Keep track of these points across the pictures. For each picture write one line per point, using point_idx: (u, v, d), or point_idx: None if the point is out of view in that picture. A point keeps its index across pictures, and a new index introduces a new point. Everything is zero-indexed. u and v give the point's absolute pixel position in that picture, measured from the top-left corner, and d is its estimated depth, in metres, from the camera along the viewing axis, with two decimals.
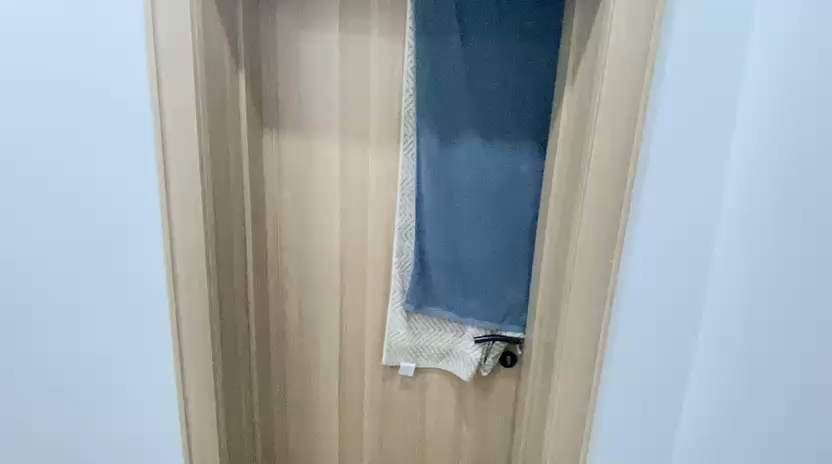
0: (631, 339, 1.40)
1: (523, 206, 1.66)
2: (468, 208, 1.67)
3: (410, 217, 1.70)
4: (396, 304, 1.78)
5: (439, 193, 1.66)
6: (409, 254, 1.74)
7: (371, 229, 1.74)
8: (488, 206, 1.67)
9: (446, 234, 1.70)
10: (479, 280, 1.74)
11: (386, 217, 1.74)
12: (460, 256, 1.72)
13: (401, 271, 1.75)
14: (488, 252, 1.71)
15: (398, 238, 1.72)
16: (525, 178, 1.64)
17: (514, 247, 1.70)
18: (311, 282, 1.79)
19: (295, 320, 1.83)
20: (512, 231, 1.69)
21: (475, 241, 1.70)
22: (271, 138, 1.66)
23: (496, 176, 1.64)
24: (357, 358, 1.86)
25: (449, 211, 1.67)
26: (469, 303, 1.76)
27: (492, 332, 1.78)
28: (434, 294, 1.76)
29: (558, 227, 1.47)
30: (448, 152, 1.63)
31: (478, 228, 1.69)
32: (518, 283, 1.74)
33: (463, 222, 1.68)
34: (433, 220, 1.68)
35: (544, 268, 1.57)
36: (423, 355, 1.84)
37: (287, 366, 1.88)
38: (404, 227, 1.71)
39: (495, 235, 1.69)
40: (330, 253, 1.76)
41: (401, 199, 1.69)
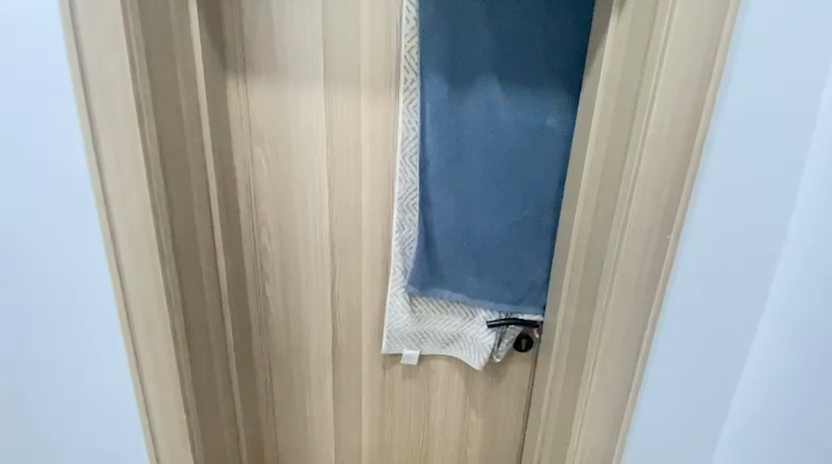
0: (679, 331, 1.18)
1: (550, 168, 1.39)
2: (482, 173, 1.39)
3: (412, 185, 1.42)
4: (396, 287, 1.52)
5: (449, 154, 1.37)
6: (411, 229, 1.47)
7: (366, 198, 1.45)
8: (508, 169, 1.39)
9: (456, 204, 1.42)
10: (495, 256, 1.49)
11: (384, 183, 1.45)
12: (473, 229, 1.46)
13: (402, 248, 1.48)
14: (506, 224, 1.45)
15: (398, 209, 1.44)
16: (553, 134, 1.36)
17: (537, 217, 1.45)
18: (296, 261, 1.51)
19: (279, 306, 1.57)
20: (536, 199, 1.42)
21: (491, 211, 1.44)
22: (238, 89, 1.33)
23: (519, 132, 1.36)
24: (353, 345, 1.63)
25: (460, 175, 1.39)
26: (482, 284, 1.52)
27: (507, 314, 1.56)
28: (442, 273, 1.50)
29: (596, 195, 1.20)
30: (459, 103, 1.33)
31: (496, 195, 1.42)
32: (540, 259, 1.50)
33: (477, 189, 1.41)
34: (440, 187, 1.40)
35: (575, 245, 1.31)
36: (428, 342, 1.61)
37: (272, 356, 1.63)
38: (405, 197, 1.43)
39: (515, 204, 1.43)
40: (318, 226, 1.48)
41: (402, 161, 1.39)
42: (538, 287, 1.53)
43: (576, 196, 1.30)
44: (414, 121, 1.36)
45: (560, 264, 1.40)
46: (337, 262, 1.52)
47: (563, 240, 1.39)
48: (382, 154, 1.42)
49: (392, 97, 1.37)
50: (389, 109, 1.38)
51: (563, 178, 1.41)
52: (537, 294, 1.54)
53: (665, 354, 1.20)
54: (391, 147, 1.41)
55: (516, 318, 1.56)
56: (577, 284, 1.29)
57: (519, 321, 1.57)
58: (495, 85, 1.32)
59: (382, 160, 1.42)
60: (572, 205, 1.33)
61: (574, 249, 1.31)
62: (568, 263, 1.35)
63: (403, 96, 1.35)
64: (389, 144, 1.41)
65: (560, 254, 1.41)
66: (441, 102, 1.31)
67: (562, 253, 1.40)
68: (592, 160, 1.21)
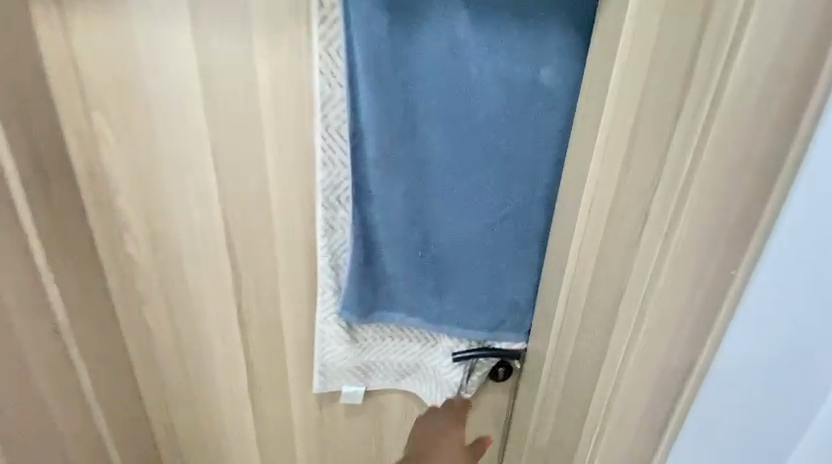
0: (747, 412, 0.76)
1: (543, 147, 0.95)
2: (445, 153, 0.96)
3: (341, 171, 0.96)
4: (328, 312, 1.08)
5: (395, 123, 0.92)
6: (344, 233, 1.02)
7: (276, 188, 0.99)
8: (482, 146, 0.95)
9: (407, 196, 0.99)
10: (464, 268, 1.07)
11: (302, 167, 0.98)
12: (433, 231, 1.04)
13: (333, 261, 1.03)
14: (479, 224, 1.03)
15: (324, 206, 0.98)
16: (549, 95, 0.91)
17: (522, 215, 1.02)
18: (184, 276, 1.07)
19: (167, 333, 1.14)
20: (521, 190, 1.00)
21: (458, 207, 1.01)
22: (50, 18, 0.85)
23: (500, 91, 0.91)
24: (278, 382, 1.21)
25: (413, 154, 0.95)
26: (446, 303, 1.12)
27: (481, 342, 1.16)
28: (392, 290, 1.10)
29: (622, 192, 0.76)
30: (408, 43, 0.87)
31: (465, 183, 0.98)
32: (525, 272, 1.09)
33: (437, 174, 0.98)
34: (384, 172, 0.96)
35: (581, 257, 0.91)
36: (377, 376, 1.21)
37: (168, 396, 1.22)
38: (331, 188, 0.97)
39: (492, 197, 1.00)
40: (209, 228, 1.03)
41: (325, 135, 0.93)
42: (522, 308, 1.13)
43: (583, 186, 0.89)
44: (342, 71, 0.88)
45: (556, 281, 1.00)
46: (243, 276, 1.07)
47: (558, 247, 0.98)
48: (295, 124, 0.94)
49: (304, 34, 0.88)
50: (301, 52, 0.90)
51: (559, 161, 0.98)
52: (519, 316, 1.14)
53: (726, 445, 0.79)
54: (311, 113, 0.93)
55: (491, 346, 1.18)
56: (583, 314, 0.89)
57: (494, 350, 1.18)
58: (465, 15, 0.85)
59: (296, 132, 0.95)
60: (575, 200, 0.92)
61: (579, 262, 0.91)
62: (567, 282, 0.96)
63: (321, 32, 0.86)
64: (305, 108, 0.93)
65: (554, 267, 1.00)
66: (379, 41, 0.85)
67: (560, 267, 0.98)
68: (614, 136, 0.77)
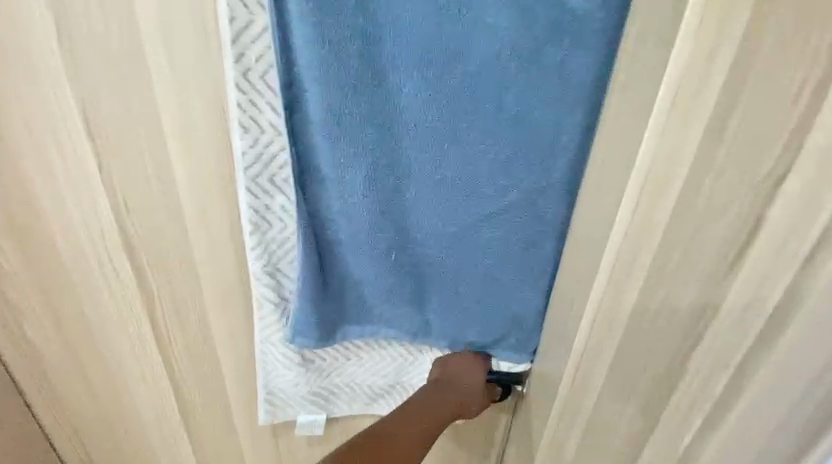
0: None
1: (560, 105, 0.68)
2: (425, 112, 0.68)
3: (274, 138, 0.67)
4: (270, 331, 0.82)
5: (349, 68, 0.63)
6: (285, 228, 0.74)
7: (186, 163, 0.70)
8: (475, 103, 0.67)
9: (371, 175, 0.71)
10: (452, 270, 0.81)
11: (219, 131, 0.68)
12: (409, 223, 0.77)
13: (271, 267, 0.75)
14: (472, 213, 0.76)
15: (250, 192, 0.70)
16: (574, 24, 0.62)
17: (532, 201, 0.75)
18: (75, 282, 0.78)
19: (59, 358, 0.86)
20: (530, 166, 0.72)
21: (442, 189, 0.74)
22: None
23: (501, 19, 0.62)
24: (218, 413, 0.94)
25: (378, 114, 0.67)
26: (429, 316, 0.85)
27: (468, 363, 0.90)
28: (357, 301, 0.82)
29: (696, 170, 0.47)
30: None
31: (451, 157, 0.71)
32: (535, 278, 0.82)
33: (412, 143, 0.70)
34: (338, 141, 0.68)
35: (621, 264, 0.62)
36: (341, 403, 0.95)
37: (79, 428, 0.96)
38: (261, 163, 0.68)
39: (489, 176, 0.73)
40: (98, 218, 0.73)
41: (245, 87, 0.64)
42: (530, 323, 0.86)
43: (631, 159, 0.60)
44: None
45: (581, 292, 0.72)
46: (154, 282, 0.79)
47: (586, 244, 0.70)
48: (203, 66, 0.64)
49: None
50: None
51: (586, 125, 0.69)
52: (527, 334, 0.87)
53: None
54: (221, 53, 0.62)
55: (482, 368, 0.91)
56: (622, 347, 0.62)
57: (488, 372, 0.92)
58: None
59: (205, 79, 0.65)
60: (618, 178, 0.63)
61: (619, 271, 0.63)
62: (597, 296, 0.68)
63: None
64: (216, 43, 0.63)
65: (579, 271, 0.72)
66: None
67: (588, 274, 0.70)
68: (691, 79, 0.47)
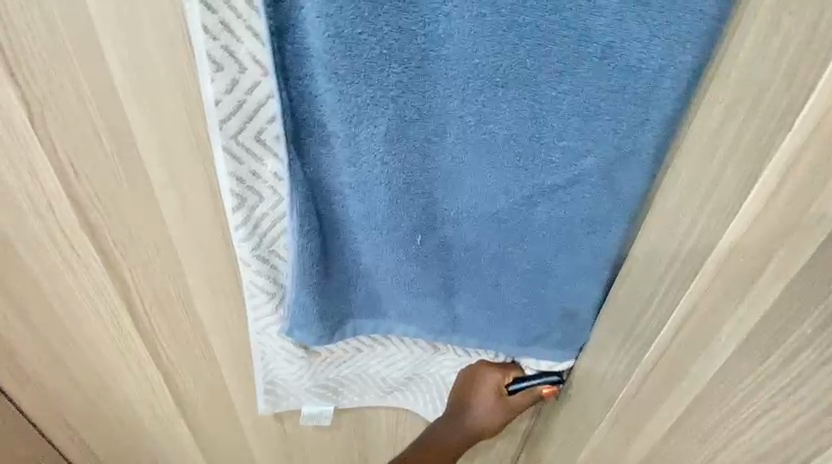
0: None
1: (673, 34, 0.46)
2: (466, 45, 0.48)
3: (259, 82, 0.50)
4: (266, 321, 0.68)
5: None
6: (277, 203, 0.58)
7: (149, 108, 0.51)
8: (544, 30, 0.47)
9: (392, 134, 0.53)
10: (490, 257, 0.64)
11: (189, 64, 0.49)
12: (438, 196, 0.59)
13: (263, 248, 0.61)
14: (524, 185, 0.57)
15: (229, 155, 0.53)
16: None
17: (607, 173, 0.56)
18: (24, 258, 0.63)
19: (20, 353, 0.72)
20: (611, 125, 0.52)
21: (486, 153, 0.55)
22: None
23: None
24: (214, 401, 0.83)
25: (405, 47, 0.48)
26: (458, 308, 0.70)
27: (485, 380, 0.79)
28: (369, 288, 0.68)
29: None
30: None
31: (501, 109, 0.52)
32: (597, 272, 0.64)
33: (449, 88, 0.51)
34: (347, 84, 0.49)
35: (739, 262, 0.46)
36: (351, 395, 0.84)
37: (56, 423, 0.84)
38: (241, 117, 0.51)
39: (553, 137, 0.54)
40: (42, 181, 0.56)
41: (213, 1, 0.45)
42: (582, 322, 0.70)
43: (784, 116, 0.42)
44: None
45: (667, 290, 0.56)
46: (125, 259, 0.63)
47: (683, 228, 0.53)
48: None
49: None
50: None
51: (705, 64, 0.48)
52: (575, 330, 0.71)
53: None
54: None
55: (504, 380, 0.78)
56: (731, 372, 0.47)
57: (515, 382, 0.78)
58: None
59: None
60: (753, 143, 0.44)
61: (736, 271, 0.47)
62: (693, 298, 0.52)
63: None
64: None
65: (665, 262, 0.56)
66: None
67: (682, 267, 0.53)
68: None
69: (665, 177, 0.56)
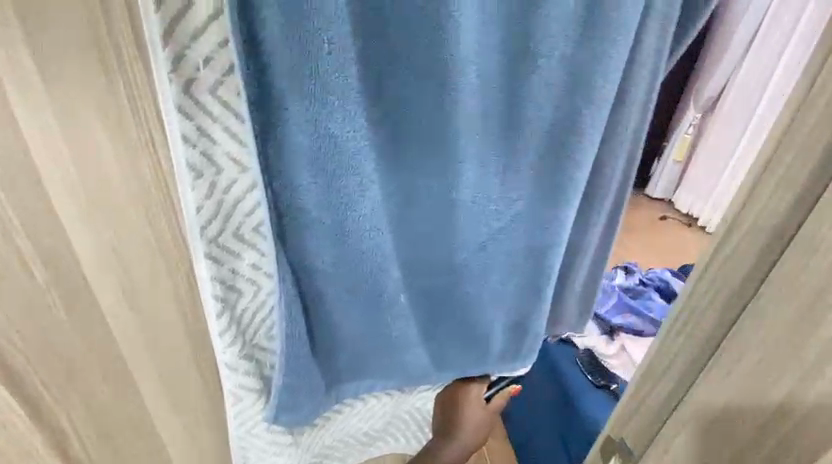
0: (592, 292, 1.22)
1: (576, 103, 0.61)
2: (426, 134, 0.55)
3: (238, 185, 0.52)
4: (248, 416, 0.66)
5: (343, 81, 0.49)
6: (263, 291, 0.58)
7: (98, 257, 0.37)
8: (487, 108, 0.58)
9: (371, 214, 0.57)
10: (461, 302, 0.71)
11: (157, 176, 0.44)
12: (414, 259, 0.65)
13: (247, 342, 0.61)
14: (481, 236, 0.67)
15: (210, 256, 0.54)
16: (592, 10, 0.56)
17: (540, 213, 0.68)
18: None
19: None
20: (542, 175, 0.65)
21: (452, 216, 0.62)
22: None
23: (518, 8, 0.53)
24: None
25: (379, 131, 0.54)
26: (437, 351, 0.76)
27: (473, 394, 0.86)
28: (355, 355, 0.69)
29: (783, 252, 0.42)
30: None
31: (459, 180, 0.60)
32: (543, 290, 0.76)
33: (415, 170, 0.58)
34: (329, 178, 0.53)
35: None
36: (337, 456, 0.84)
37: None
38: (221, 217, 0.52)
39: (498, 194, 0.64)
40: None
41: (189, 111, 0.46)
42: (535, 335, 0.80)
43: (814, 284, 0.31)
44: None
45: None
46: None
47: None
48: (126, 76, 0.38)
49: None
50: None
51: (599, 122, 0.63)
52: (530, 343, 0.81)
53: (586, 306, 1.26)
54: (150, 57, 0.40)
55: (483, 387, 0.86)
56: None
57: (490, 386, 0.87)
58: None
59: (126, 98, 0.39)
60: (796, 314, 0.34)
61: None
62: None
63: None
64: (138, 34, 0.39)
65: None
66: None
67: None
68: None
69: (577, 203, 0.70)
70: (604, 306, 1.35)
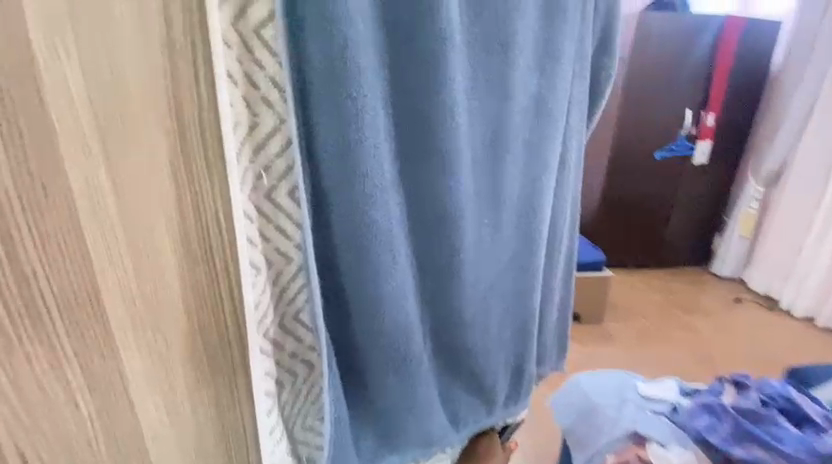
0: (614, 389, 1.30)
1: (540, 173, 0.67)
2: (439, 230, 0.58)
3: (299, 275, 0.51)
4: None
5: (375, 197, 0.51)
6: (308, 380, 0.56)
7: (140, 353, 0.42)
8: (479, 187, 0.61)
9: (403, 310, 0.58)
10: (475, 377, 0.71)
11: (212, 275, 0.45)
12: (432, 342, 0.65)
13: (293, 435, 0.57)
14: (489, 313, 0.69)
15: (262, 352, 0.52)
16: (543, 107, 0.64)
17: (529, 280, 0.72)
18: None
19: None
20: (525, 241, 0.70)
21: (464, 301, 0.64)
22: None
23: (490, 103, 0.59)
24: None
25: (409, 209, 0.56)
26: (466, 424, 0.73)
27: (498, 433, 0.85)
28: (382, 430, 0.63)
29: None
30: (341, 78, 0.45)
31: (468, 269, 0.62)
32: (531, 333, 0.76)
33: (436, 263, 0.60)
34: (376, 274, 0.54)
35: None
36: None
37: None
38: (279, 308, 0.52)
39: (496, 272, 0.68)
40: None
41: (254, 213, 0.46)
42: (529, 377, 0.79)
43: None
44: (282, 74, 0.43)
45: None
46: None
47: None
48: (193, 186, 0.41)
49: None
50: (202, 14, 0.38)
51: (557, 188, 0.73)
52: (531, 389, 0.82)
53: (628, 399, 1.26)
54: (223, 172, 0.43)
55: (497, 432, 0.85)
56: None
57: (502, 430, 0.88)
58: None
59: (192, 205, 0.42)
60: None
61: None
62: None
63: None
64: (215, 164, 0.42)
65: None
66: (335, 13, 0.43)
67: None
68: None
69: (552, 255, 0.77)
70: (714, 434, 1.13)
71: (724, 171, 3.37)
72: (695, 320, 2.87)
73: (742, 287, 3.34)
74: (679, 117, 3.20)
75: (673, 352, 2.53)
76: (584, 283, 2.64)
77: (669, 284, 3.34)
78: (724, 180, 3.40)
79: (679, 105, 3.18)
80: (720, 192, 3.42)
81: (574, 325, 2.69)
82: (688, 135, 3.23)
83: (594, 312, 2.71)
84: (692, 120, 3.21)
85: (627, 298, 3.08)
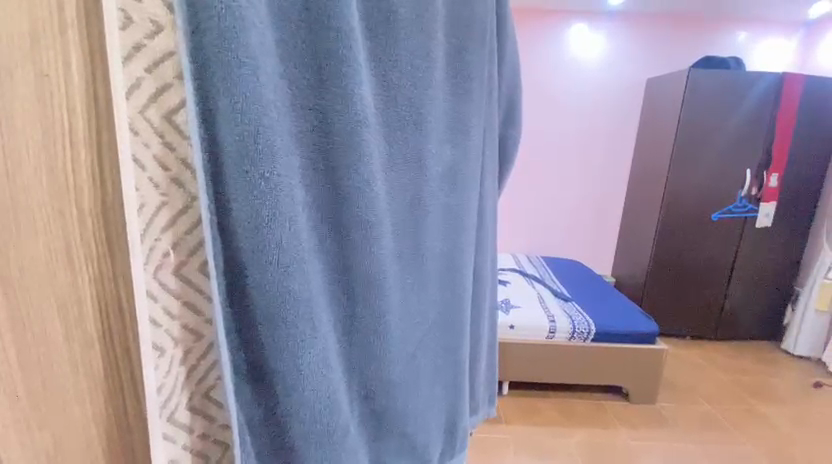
0: None
1: (458, 233, 0.76)
2: (360, 291, 0.60)
3: (210, 347, 0.51)
4: None
5: (294, 272, 0.50)
6: (219, 460, 0.55)
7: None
8: (401, 248, 0.66)
9: (326, 385, 0.55)
10: (411, 438, 0.71)
11: (114, 362, 0.42)
12: (361, 410, 0.64)
13: None
14: (419, 368, 0.71)
15: (165, 437, 0.49)
16: (456, 178, 0.74)
17: (456, 330, 0.79)
18: None
19: None
20: (448, 294, 0.76)
21: (393, 361, 0.66)
22: None
23: (409, 173, 0.66)
24: None
25: (330, 278, 0.57)
26: None
27: None
28: None
29: None
30: (255, 158, 0.45)
31: (394, 327, 0.65)
32: (459, 386, 0.82)
33: (363, 326, 0.61)
34: (296, 353, 0.51)
35: None
36: None
37: None
38: (190, 382, 0.50)
39: (423, 329, 0.72)
40: None
41: (159, 291, 0.46)
42: (462, 433, 0.84)
43: None
44: (194, 154, 0.42)
45: None
46: None
47: None
48: (94, 268, 0.39)
49: (108, 57, 0.38)
50: (109, 104, 0.38)
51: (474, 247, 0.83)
52: (466, 437, 0.86)
53: None
54: (126, 250, 0.41)
55: None
56: None
57: None
58: (357, 57, 0.54)
59: (92, 291, 0.39)
60: None
61: None
62: None
63: (131, 79, 0.41)
64: (114, 247, 0.40)
65: None
66: (246, 100, 0.44)
67: None
68: None
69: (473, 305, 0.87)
70: None
71: (794, 236, 3.05)
72: (764, 407, 2.48)
73: (822, 369, 2.88)
74: (738, 178, 3.00)
75: (737, 444, 2.16)
76: (634, 357, 2.36)
77: (734, 361, 2.96)
78: (795, 247, 3.06)
79: (738, 167, 2.99)
80: (791, 260, 3.07)
81: (619, 405, 2.43)
82: (747, 196, 3.00)
83: (644, 390, 2.41)
84: (752, 180, 2.98)
85: (682, 376, 2.76)
